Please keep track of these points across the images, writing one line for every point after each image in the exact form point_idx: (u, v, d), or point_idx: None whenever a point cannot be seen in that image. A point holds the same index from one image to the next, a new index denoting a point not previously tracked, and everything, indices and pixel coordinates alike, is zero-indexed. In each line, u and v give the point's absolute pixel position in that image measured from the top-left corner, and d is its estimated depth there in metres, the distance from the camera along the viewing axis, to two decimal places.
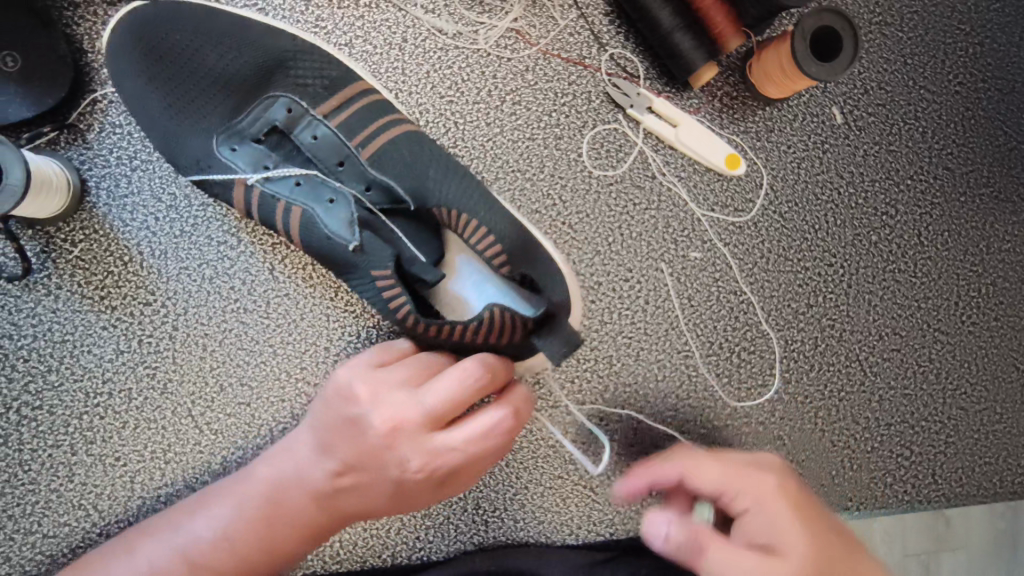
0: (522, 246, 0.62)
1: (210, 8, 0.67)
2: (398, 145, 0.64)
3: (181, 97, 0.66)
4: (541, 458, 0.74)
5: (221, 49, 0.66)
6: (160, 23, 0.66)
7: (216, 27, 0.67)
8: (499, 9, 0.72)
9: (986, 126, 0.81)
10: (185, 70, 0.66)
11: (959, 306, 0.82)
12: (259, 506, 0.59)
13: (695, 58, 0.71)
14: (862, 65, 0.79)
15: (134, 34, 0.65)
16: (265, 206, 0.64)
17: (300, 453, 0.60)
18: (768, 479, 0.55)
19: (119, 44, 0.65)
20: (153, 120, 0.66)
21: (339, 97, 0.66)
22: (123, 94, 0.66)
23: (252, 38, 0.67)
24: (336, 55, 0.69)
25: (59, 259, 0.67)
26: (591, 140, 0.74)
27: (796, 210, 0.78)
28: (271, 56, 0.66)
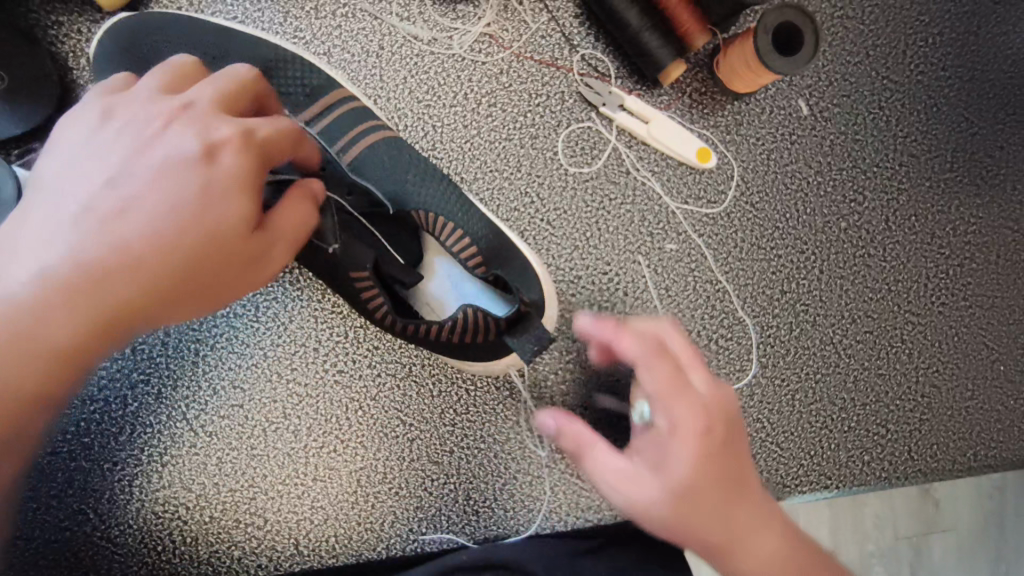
0: (495, 247, 0.65)
1: (196, 19, 0.69)
2: (378, 150, 0.66)
3: None
4: (529, 449, 0.76)
5: (207, 59, 0.68)
6: (147, 33, 0.67)
7: (201, 38, 0.68)
8: (471, 15, 0.74)
9: (948, 113, 0.84)
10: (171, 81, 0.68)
11: (928, 287, 0.85)
12: (18, 387, 0.46)
13: (662, 56, 0.73)
14: (826, 58, 0.82)
15: (122, 42, 0.67)
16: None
17: (27, 227, 0.47)
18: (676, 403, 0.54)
19: (105, 53, 0.66)
20: None
21: (322, 104, 0.68)
22: None
23: (238, 48, 0.69)
24: (319, 63, 0.70)
25: None
26: (566, 138, 0.77)
27: (766, 200, 0.81)
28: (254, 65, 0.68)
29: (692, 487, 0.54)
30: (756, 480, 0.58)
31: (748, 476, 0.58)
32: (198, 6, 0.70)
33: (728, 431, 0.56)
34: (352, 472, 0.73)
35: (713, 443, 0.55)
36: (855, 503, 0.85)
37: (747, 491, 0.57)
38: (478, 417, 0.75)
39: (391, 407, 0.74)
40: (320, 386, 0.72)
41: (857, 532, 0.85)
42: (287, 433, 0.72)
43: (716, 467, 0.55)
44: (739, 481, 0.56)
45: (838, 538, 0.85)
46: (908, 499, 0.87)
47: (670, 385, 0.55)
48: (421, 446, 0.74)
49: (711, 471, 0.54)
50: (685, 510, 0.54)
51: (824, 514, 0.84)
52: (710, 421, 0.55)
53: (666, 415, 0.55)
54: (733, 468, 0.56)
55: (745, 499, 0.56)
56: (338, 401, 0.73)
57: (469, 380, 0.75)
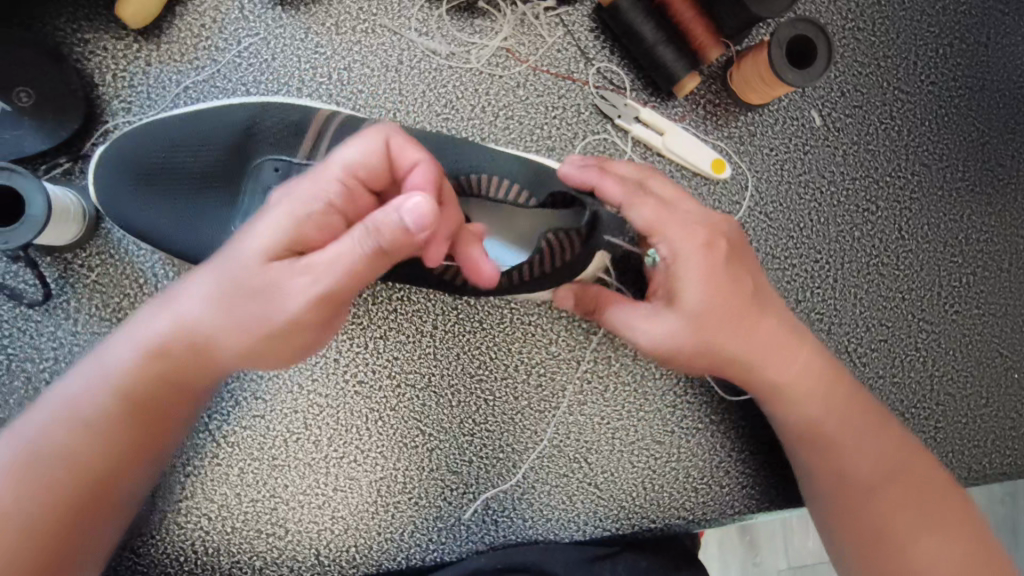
0: (531, 177, 0.69)
1: (167, 118, 0.68)
2: None
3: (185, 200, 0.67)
4: (546, 458, 0.76)
5: (196, 146, 0.67)
6: (131, 150, 0.66)
7: (183, 131, 0.67)
8: (489, 29, 0.75)
9: (959, 123, 0.85)
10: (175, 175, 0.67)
11: (942, 296, 0.85)
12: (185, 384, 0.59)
13: (677, 69, 0.74)
14: (838, 70, 0.83)
15: (118, 173, 0.66)
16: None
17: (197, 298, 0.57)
18: (695, 236, 0.62)
19: (111, 190, 0.66)
20: (172, 234, 0.66)
21: (313, 131, 0.66)
22: (132, 224, 0.66)
23: (218, 125, 0.67)
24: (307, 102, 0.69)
25: (77, 284, 0.69)
26: (583, 150, 0.77)
27: (780, 210, 0.81)
28: (241, 129, 0.67)
29: (708, 310, 0.63)
30: (766, 292, 0.67)
31: (759, 292, 0.66)
32: (220, 22, 0.71)
33: (738, 253, 0.65)
34: (372, 481, 0.74)
35: (731, 263, 0.63)
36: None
37: (754, 265, 0.67)
38: (497, 426, 0.76)
39: (410, 417, 0.74)
40: (340, 397, 0.73)
41: None
42: (308, 444, 0.73)
43: (733, 272, 0.63)
44: (754, 298, 0.65)
45: None
46: None
47: (668, 219, 0.62)
48: (440, 456, 0.75)
49: (728, 284, 0.63)
50: (704, 332, 0.63)
51: None
52: (713, 236, 0.63)
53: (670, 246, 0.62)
54: (746, 287, 0.64)
55: (761, 313, 0.65)
56: (359, 411, 0.74)
57: (487, 390, 0.76)
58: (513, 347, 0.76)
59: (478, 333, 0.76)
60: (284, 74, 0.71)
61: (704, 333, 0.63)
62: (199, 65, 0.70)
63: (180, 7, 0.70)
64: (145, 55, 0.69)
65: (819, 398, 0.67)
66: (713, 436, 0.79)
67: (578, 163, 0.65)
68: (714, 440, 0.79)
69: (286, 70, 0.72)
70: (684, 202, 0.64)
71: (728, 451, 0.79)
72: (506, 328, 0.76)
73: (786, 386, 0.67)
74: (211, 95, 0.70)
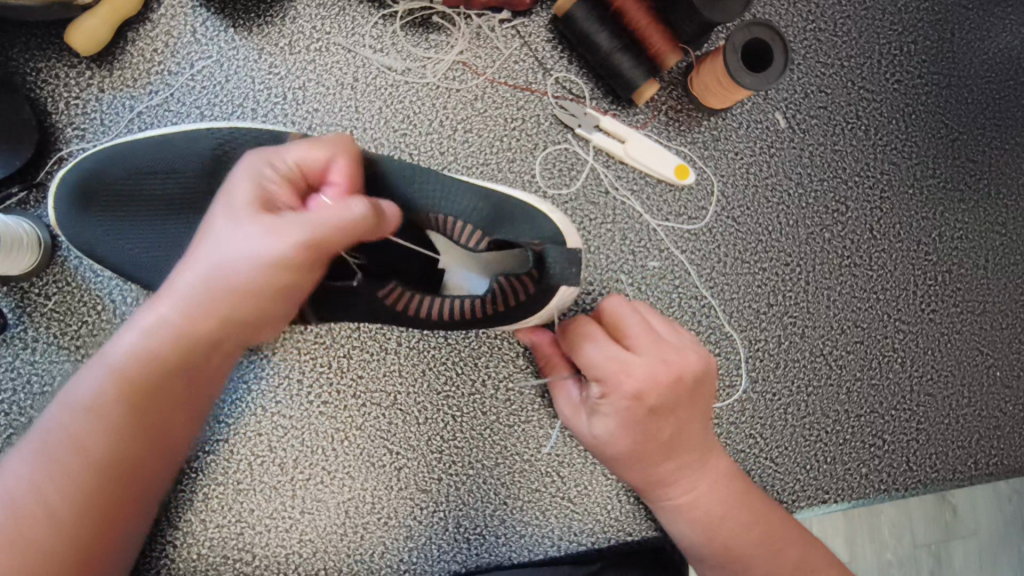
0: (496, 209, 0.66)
1: (129, 142, 0.67)
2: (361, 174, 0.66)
3: (148, 229, 0.66)
4: (517, 473, 0.75)
5: (157, 171, 0.66)
6: (96, 175, 0.66)
7: (143, 155, 0.66)
8: (444, 44, 0.75)
9: (927, 120, 0.84)
10: (142, 204, 0.66)
11: (917, 295, 0.84)
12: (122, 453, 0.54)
13: (634, 76, 0.74)
14: (801, 71, 0.82)
15: (82, 198, 0.66)
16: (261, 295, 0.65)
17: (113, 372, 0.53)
18: (627, 392, 0.62)
19: (76, 216, 0.66)
20: (137, 261, 0.66)
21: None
22: (97, 251, 0.66)
23: (179, 149, 0.66)
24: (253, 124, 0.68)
25: (34, 313, 0.68)
26: (544, 160, 0.77)
27: (748, 214, 0.81)
28: (205, 159, 0.66)
29: (622, 444, 0.65)
30: (708, 444, 0.69)
31: (688, 442, 0.67)
32: (173, 47, 0.71)
33: (691, 395, 0.65)
34: (340, 503, 0.73)
35: (658, 412, 0.63)
36: (872, 512, 0.86)
37: (701, 415, 0.67)
38: (466, 443, 0.75)
39: (377, 435, 0.73)
40: (305, 418, 0.72)
41: (874, 542, 0.86)
42: (274, 467, 0.72)
43: (662, 415, 0.64)
44: (684, 435, 0.66)
45: (854, 546, 0.85)
46: (926, 507, 0.88)
47: (614, 366, 0.62)
48: (409, 475, 0.74)
49: (658, 416, 0.64)
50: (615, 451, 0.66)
51: (840, 525, 0.85)
52: (641, 392, 0.62)
53: (604, 385, 0.63)
54: (668, 433, 0.65)
55: (673, 456, 0.66)
56: (324, 432, 0.73)
57: (454, 406, 0.75)
58: (480, 361, 0.75)
59: (443, 348, 0.75)
60: (239, 96, 0.71)
61: (609, 454, 0.67)
62: (152, 89, 0.70)
63: (132, 33, 0.70)
64: (98, 82, 0.69)
65: (730, 529, 0.68)
66: None
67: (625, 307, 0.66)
68: None
69: (240, 92, 0.71)
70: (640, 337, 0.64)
71: None
72: (472, 342, 0.75)
73: (695, 512, 0.68)
74: (165, 120, 0.70)
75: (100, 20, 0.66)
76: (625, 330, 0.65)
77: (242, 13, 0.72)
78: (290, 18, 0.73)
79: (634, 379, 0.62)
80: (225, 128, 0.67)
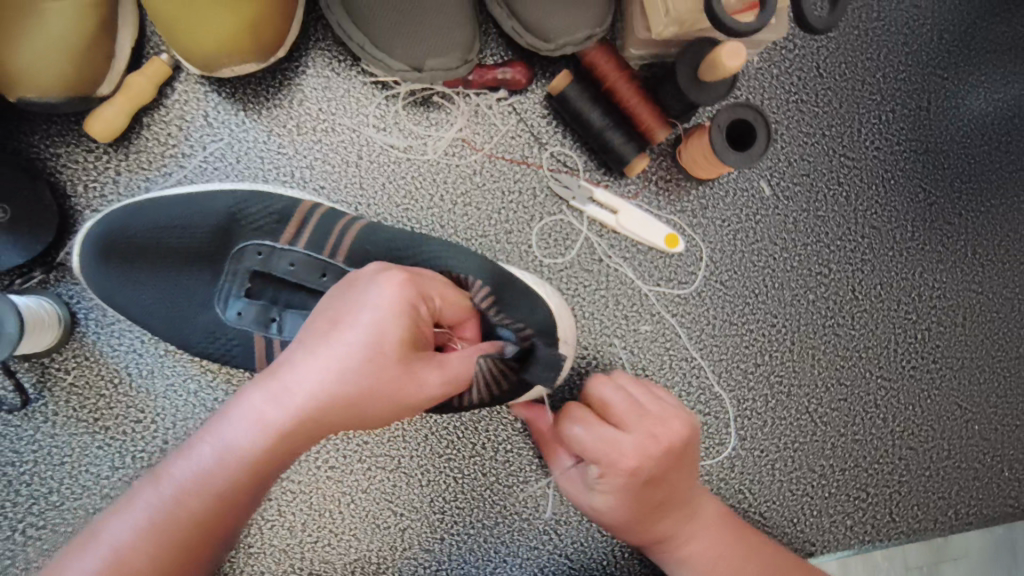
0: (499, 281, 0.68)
1: (153, 199, 0.71)
2: (367, 236, 0.69)
3: (166, 284, 0.69)
4: (516, 531, 0.78)
5: (178, 230, 0.69)
6: (119, 230, 0.69)
7: (165, 214, 0.70)
8: (445, 122, 0.79)
9: (905, 185, 0.88)
10: (159, 260, 0.69)
11: (898, 353, 0.88)
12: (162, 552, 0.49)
13: (626, 152, 0.77)
14: (785, 141, 0.86)
15: (103, 251, 0.68)
16: (275, 351, 0.67)
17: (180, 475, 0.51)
18: (620, 470, 0.65)
19: (97, 266, 0.69)
20: (154, 314, 0.69)
21: (296, 221, 0.70)
22: (117, 303, 0.69)
23: (199, 209, 0.70)
24: (272, 188, 0.73)
25: (54, 387, 0.71)
26: (540, 231, 0.80)
27: (736, 278, 0.84)
28: (224, 216, 0.70)
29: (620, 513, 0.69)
30: (697, 496, 0.72)
31: (680, 498, 0.70)
32: (185, 131, 0.74)
33: (682, 459, 0.68)
34: (346, 563, 0.76)
35: (655, 479, 0.67)
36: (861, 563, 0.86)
37: (689, 473, 0.70)
38: (467, 503, 0.78)
39: (381, 498, 0.77)
40: (312, 483, 0.76)
41: None
42: (283, 530, 0.75)
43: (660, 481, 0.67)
44: (679, 492, 0.70)
45: None
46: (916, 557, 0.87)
47: (603, 446, 0.65)
48: (412, 536, 0.77)
49: (652, 484, 0.67)
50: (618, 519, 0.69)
51: None
52: (636, 468, 0.65)
53: (600, 466, 0.66)
54: (661, 497, 0.68)
55: (668, 514, 0.70)
56: (331, 495, 0.76)
57: (455, 468, 0.78)
58: (480, 425, 0.78)
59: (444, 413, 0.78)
60: (249, 176, 0.75)
61: (610, 521, 0.70)
62: (167, 171, 0.74)
63: (147, 118, 0.74)
64: (115, 165, 0.73)
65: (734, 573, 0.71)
66: None
67: (608, 386, 0.71)
68: None
69: (250, 172, 0.75)
70: (624, 412, 0.68)
71: None
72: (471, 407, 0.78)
73: (699, 564, 0.72)
74: None
75: (119, 109, 0.70)
76: (610, 407, 0.69)
77: (252, 96, 0.75)
78: (297, 100, 0.76)
79: (623, 454, 0.65)
80: (245, 191, 0.72)
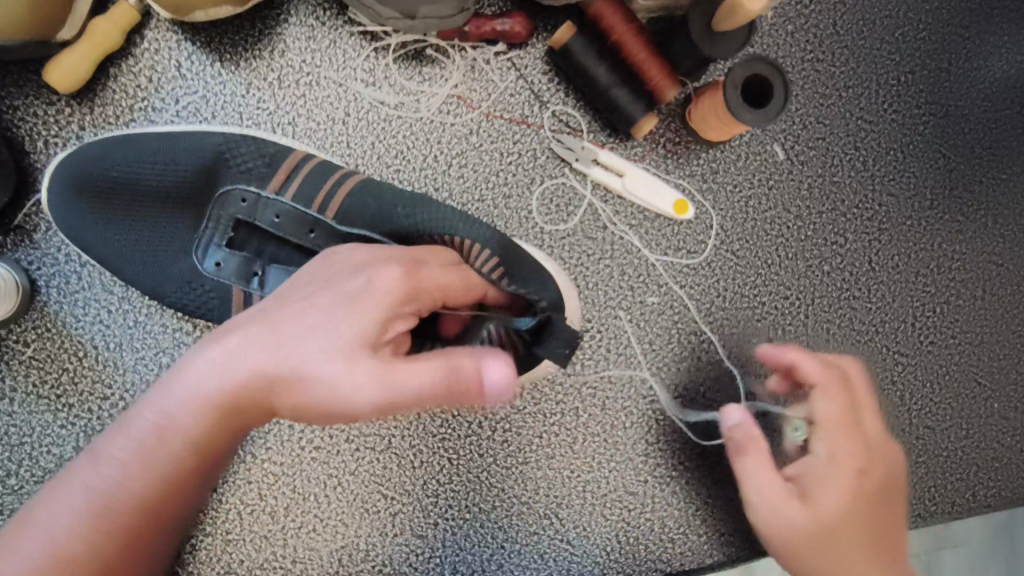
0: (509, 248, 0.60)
1: (131, 132, 0.66)
2: (359, 195, 0.62)
3: (145, 225, 0.65)
4: (515, 516, 0.73)
5: (158, 168, 0.65)
6: (94, 163, 0.64)
7: (144, 149, 0.65)
8: (438, 77, 0.73)
9: (925, 150, 0.84)
10: (138, 200, 0.65)
11: (916, 327, 0.83)
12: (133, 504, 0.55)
13: (633, 111, 0.72)
14: (799, 102, 0.81)
15: (77, 184, 0.64)
16: (254, 307, 0.63)
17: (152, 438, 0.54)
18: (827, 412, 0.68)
19: (68, 201, 0.64)
20: (129, 257, 0.65)
21: (284, 170, 0.64)
22: (89, 243, 0.65)
23: (181, 147, 0.65)
24: (258, 134, 0.68)
25: (13, 361, 0.66)
26: (541, 195, 0.75)
27: (747, 248, 0.80)
28: (208, 157, 0.65)
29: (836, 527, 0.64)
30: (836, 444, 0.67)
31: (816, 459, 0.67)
32: (156, 83, 0.68)
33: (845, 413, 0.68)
34: (333, 551, 0.71)
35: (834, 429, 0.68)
36: None
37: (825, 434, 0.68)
38: (463, 486, 0.73)
39: (371, 481, 0.72)
40: (296, 465, 0.70)
41: None
42: (264, 516, 0.70)
43: (842, 535, 0.64)
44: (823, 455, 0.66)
45: None
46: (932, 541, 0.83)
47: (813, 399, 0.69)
48: (403, 521, 0.72)
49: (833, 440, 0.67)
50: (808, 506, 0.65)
51: None
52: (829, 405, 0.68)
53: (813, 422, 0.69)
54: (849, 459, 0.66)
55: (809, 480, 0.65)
56: (316, 478, 0.71)
57: (450, 449, 0.73)
58: None
59: None
60: None
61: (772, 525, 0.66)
62: (135, 127, 0.68)
63: (114, 68, 0.68)
64: (78, 119, 0.67)
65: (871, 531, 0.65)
66: (688, 484, 0.76)
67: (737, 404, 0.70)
68: (688, 487, 0.76)
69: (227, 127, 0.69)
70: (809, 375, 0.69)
71: (706, 500, 0.76)
72: None
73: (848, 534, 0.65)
74: None
75: (82, 57, 0.64)
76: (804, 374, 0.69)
77: (229, 46, 0.69)
78: (279, 51, 0.70)
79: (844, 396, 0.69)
80: (230, 133, 0.67)
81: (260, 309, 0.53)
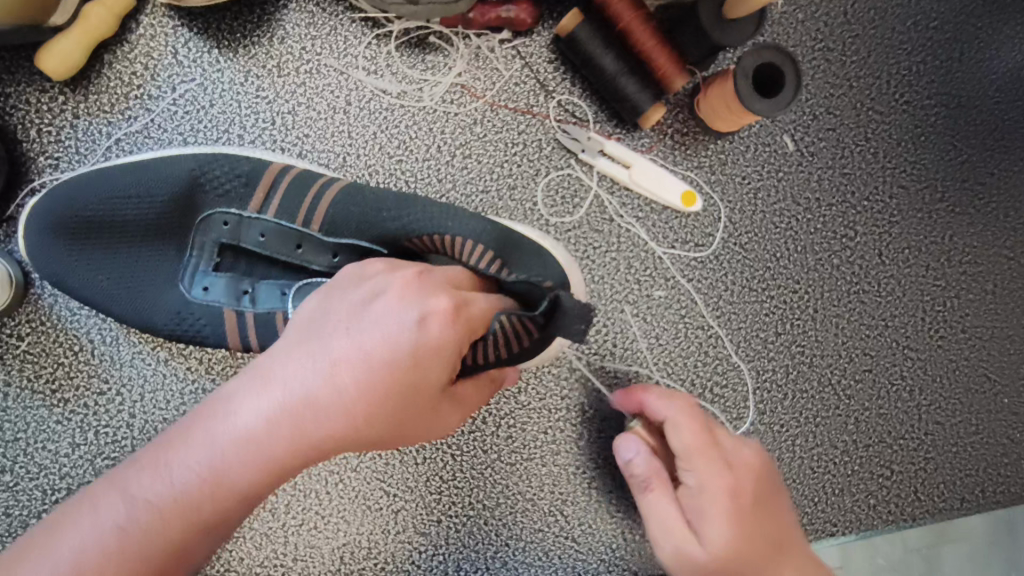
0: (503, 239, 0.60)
1: (101, 169, 0.63)
2: (344, 202, 0.61)
3: (125, 262, 0.63)
4: (520, 513, 0.72)
5: (132, 200, 0.62)
6: (65, 204, 0.62)
7: (115, 182, 0.62)
8: (442, 65, 0.71)
9: (936, 142, 0.82)
10: (115, 235, 0.62)
11: (926, 321, 0.82)
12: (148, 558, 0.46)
13: (641, 101, 0.70)
14: (809, 92, 0.79)
15: (52, 227, 0.62)
16: (247, 325, 0.61)
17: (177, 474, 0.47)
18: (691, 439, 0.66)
19: (45, 248, 0.62)
20: (113, 296, 0.62)
21: (264, 185, 0.63)
22: (71, 286, 0.62)
23: (152, 177, 0.62)
24: (238, 151, 0.66)
25: (7, 355, 0.64)
26: (546, 187, 0.74)
27: (756, 240, 0.78)
28: (184, 181, 0.63)
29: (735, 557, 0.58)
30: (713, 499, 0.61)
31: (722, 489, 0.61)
32: (153, 70, 0.67)
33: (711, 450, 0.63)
34: (335, 548, 0.70)
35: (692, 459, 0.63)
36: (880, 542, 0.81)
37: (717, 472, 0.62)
38: (467, 483, 0.72)
39: (373, 477, 0.70)
40: None
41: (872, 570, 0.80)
42: (265, 512, 0.69)
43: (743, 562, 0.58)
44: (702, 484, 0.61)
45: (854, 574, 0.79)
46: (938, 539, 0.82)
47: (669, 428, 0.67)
48: (406, 518, 0.71)
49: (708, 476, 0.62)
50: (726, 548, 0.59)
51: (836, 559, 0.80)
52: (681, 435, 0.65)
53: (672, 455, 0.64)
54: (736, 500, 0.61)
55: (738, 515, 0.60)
56: (318, 474, 0.70)
57: (453, 445, 0.71)
58: None
59: None
60: (224, 121, 0.68)
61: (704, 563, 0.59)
62: (131, 116, 0.66)
63: (109, 55, 0.66)
64: (72, 107, 0.65)
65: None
66: None
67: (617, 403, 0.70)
68: None
69: (225, 117, 0.68)
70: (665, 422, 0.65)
71: None
72: None
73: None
74: (145, 147, 0.66)
75: (75, 42, 0.62)
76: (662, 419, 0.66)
77: (227, 32, 0.68)
78: (278, 38, 0.69)
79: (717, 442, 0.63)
80: (206, 153, 0.64)
81: (298, 334, 0.49)
